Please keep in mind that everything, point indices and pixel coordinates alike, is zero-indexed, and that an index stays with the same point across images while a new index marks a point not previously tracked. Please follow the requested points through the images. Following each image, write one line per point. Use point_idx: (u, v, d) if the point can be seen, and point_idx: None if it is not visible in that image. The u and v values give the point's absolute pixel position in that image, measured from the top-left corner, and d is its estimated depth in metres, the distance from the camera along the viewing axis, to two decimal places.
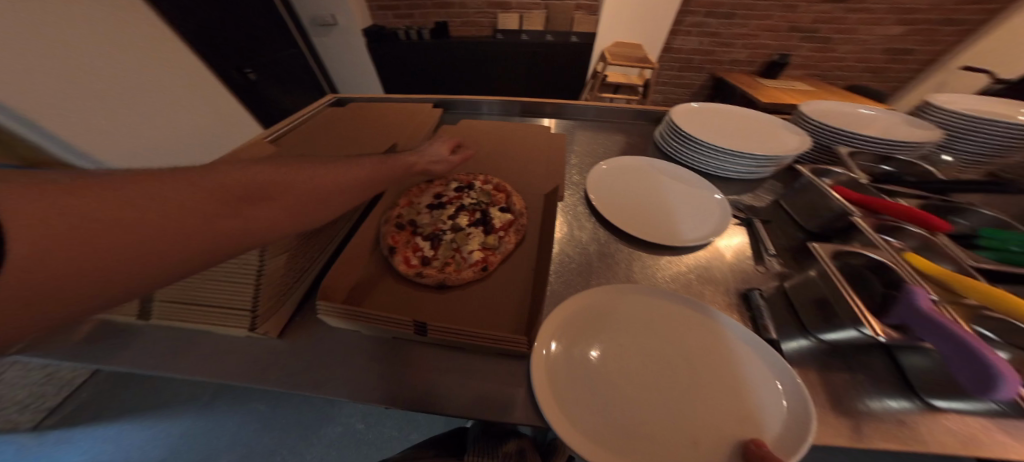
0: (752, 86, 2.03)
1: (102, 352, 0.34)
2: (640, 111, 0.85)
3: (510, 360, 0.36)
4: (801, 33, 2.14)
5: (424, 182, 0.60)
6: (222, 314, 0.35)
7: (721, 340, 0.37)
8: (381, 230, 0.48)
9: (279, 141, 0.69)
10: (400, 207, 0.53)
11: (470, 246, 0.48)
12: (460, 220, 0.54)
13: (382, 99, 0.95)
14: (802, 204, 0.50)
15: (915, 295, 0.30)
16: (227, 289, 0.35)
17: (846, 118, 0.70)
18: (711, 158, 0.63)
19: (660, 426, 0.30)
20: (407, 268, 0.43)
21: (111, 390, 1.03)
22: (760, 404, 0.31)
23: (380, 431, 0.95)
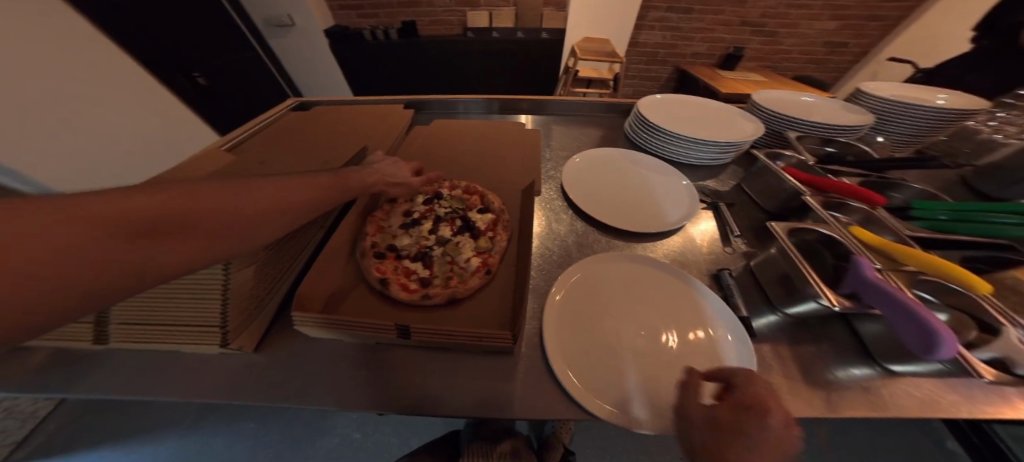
0: (713, 78, 2.14)
1: (60, 382, 0.31)
2: (610, 105, 0.87)
3: (499, 358, 0.36)
4: (753, 27, 2.29)
5: (387, 204, 0.54)
6: (191, 332, 0.33)
7: (698, 306, 0.40)
8: (361, 265, 0.42)
9: (238, 148, 0.65)
10: (373, 235, 0.47)
11: (465, 254, 0.47)
12: (443, 233, 0.52)
13: (349, 100, 0.92)
14: (762, 187, 0.54)
15: (861, 264, 0.31)
16: (192, 305, 0.33)
17: (793, 105, 0.75)
18: (676, 147, 0.67)
19: (660, 385, 0.33)
20: (408, 293, 0.39)
21: (79, 420, 0.93)
22: (731, 365, 0.34)
23: (377, 439, 0.91)
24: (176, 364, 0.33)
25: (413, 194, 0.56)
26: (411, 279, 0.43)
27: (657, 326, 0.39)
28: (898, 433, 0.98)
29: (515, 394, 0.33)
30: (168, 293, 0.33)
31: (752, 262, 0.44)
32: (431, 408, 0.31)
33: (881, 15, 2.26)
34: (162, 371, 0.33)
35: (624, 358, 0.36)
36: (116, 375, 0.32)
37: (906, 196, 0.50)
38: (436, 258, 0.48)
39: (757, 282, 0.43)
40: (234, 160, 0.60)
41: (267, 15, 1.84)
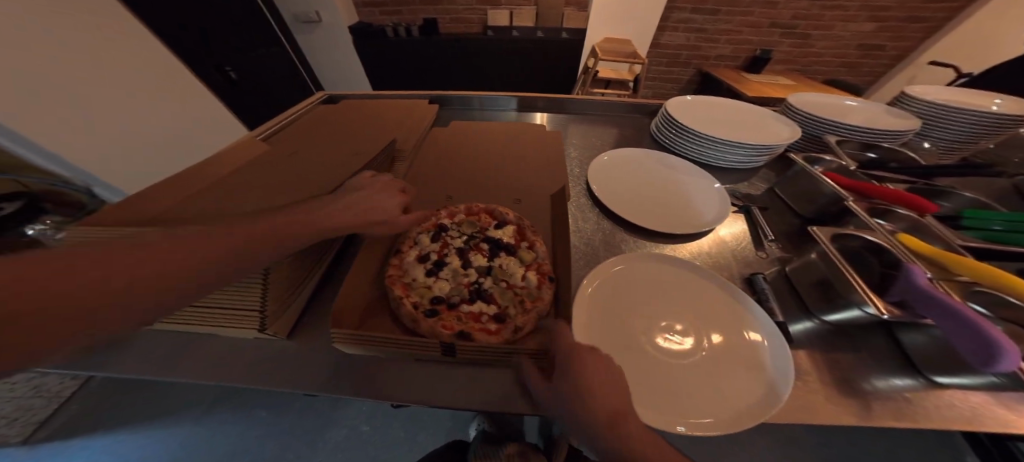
0: (738, 81, 2.08)
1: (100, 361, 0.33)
2: (636, 106, 0.86)
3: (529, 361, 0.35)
4: (783, 29, 2.22)
5: (393, 257, 0.44)
6: (231, 316, 0.33)
7: (721, 305, 0.40)
8: (420, 330, 0.36)
9: (273, 139, 0.68)
10: (407, 294, 0.39)
11: (518, 273, 0.45)
12: (477, 263, 0.48)
13: (375, 95, 0.94)
14: (799, 191, 0.52)
15: (915, 273, 0.30)
16: (235, 290, 0.33)
17: (832, 109, 0.73)
18: (706, 149, 0.65)
19: (708, 396, 0.32)
20: (496, 336, 0.36)
21: (110, 398, 0.99)
22: (766, 372, 0.33)
23: (386, 432, 0.93)
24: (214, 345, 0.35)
25: (412, 234, 0.48)
26: (484, 321, 0.39)
27: (686, 330, 0.38)
28: (925, 457, 0.93)
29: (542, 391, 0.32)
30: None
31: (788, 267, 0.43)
32: (461, 400, 0.32)
33: (924, 17, 2.15)
34: (201, 354, 0.34)
35: (658, 364, 0.35)
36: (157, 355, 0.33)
37: (957, 205, 0.48)
38: (493, 292, 0.44)
39: (792, 287, 0.42)
40: (270, 151, 0.62)
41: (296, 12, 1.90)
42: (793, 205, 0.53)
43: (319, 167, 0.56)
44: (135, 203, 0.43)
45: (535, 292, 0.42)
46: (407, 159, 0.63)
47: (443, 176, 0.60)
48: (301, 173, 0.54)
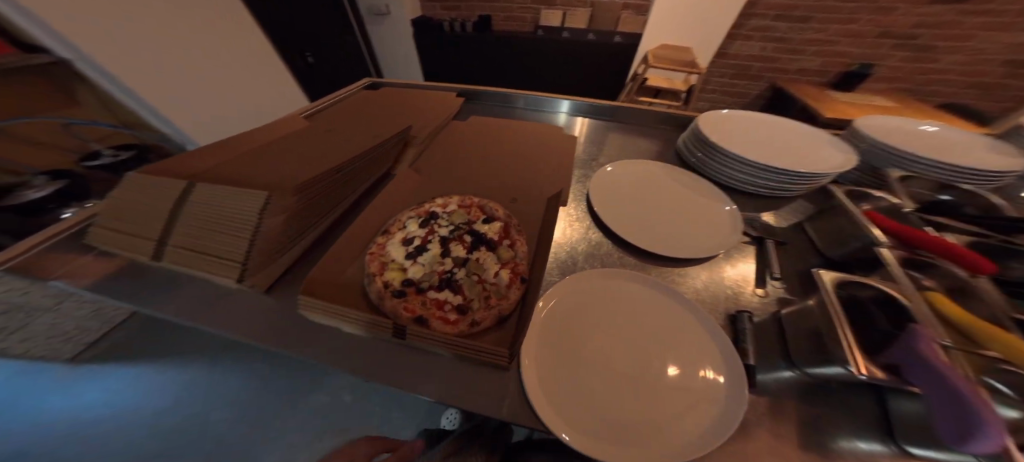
0: (819, 99, 1.81)
1: (122, 287, 0.38)
2: (667, 116, 0.80)
3: (472, 364, 0.35)
4: (896, 40, 1.87)
5: (379, 237, 0.44)
6: (215, 262, 0.36)
7: (691, 337, 0.38)
8: (384, 309, 0.36)
9: (313, 117, 0.76)
10: (381, 274, 0.39)
11: (491, 269, 0.42)
12: (456, 253, 0.44)
13: (412, 84, 1.00)
14: (829, 230, 0.46)
15: (919, 336, 0.27)
16: (228, 240, 0.36)
17: (912, 136, 0.60)
18: (732, 170, 0.59)
19: (652, 424, 0.31)
20: (451, 328, 0.35)
21: (143, 334, 1.10)
22: (722, 418, 0.30)
23: (367, 406, 0.97)
24: (209, 290, 0.39)
25: (402, 218, 0.47)
26: (448, 311, 0.38)
27: (645, 356, 0.36)
28: None
29: (472, 383, 0.33)
30: (208, 223, 0.37)
31: (784, 311, 0.39)
32: (398, 373, 0.34)
33: None
34: (193, 292, 0.39)
35: (602, 382, 0.34)
36: (159, 289, 0.38)
37: None
38: (464, 282, 0.41)
39: (781, 332, 0.38)
40: (305, 128, 0.69)
41: (369, 4, 2.08)
42: (818, 244, 0.47)
43: (341, 145, 0.62)
44: (185, 161, 0.52)
45: (504, 290, 0.39)
46: (420, 146, 0.66)
47: (448, 165, 0.63)
48: (323, 150, 0.60)
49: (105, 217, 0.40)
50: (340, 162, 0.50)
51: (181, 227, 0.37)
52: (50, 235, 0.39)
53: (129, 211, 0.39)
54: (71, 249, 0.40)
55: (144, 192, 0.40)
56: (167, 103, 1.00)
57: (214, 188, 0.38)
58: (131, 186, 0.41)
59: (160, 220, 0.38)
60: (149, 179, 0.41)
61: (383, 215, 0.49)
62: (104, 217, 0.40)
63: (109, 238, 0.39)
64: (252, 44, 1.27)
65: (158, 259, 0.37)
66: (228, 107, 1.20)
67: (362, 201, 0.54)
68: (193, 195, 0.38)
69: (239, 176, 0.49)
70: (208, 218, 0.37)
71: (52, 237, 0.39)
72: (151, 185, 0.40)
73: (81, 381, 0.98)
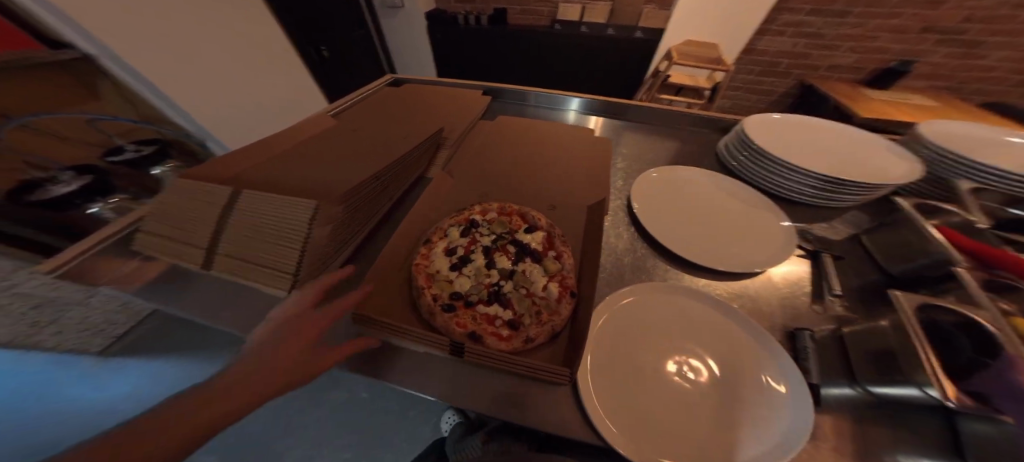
0: (853, 97, 1.74)
1: (168, 295, 0.38)
2: (705, 118, 0.77)
3: (521, 379, 0.34)
4: (940, 36, 1.81)
5: (422, 246, 0.44)
6: (264, 273, 0.35)
7: (745, 347, 0.36)
8: (436, 323, 0.36)
9: (340, 115, 0.75)
10: (429, 286, 0.39)
11: (540, 282, 0.41)
12: (501, 265, 0.45)
13: (435, 81, 0.98)
14: (892, 243, 0.44)
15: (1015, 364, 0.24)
16: (276, 250, 0.35)
17: (986, 143, 0.57)
18: (782, 178, 0.57)
19: (718, 440, 0.29)
20: (506, 344, 0.35)
21: (168, 329, 1.12)
22: (792, 429, 0.29)
23: (383, 404, 0.97)
24: (254, 299, 0.38)
25: (443, 226, 0.47)
26: (499, 326, 0.37)
27: (701, 369, 0.35)
28: None
29: (524, 397, 0.33)
30: (256, 233, 0.36)
31: (844, 328, 0.37)
32: (449, 386, 0.33)
33: None
34: (235, 301, 0.38)
35: (660, 396, 0.33)
36: (209, 298, 0.38)
37: None
38: (512, 296, 0.41)
39: (842, 350, 0.36)
40: (335, 127, 0.69)
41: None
42: (879, 258, 0.44)
43: (373, 146, 0.61)
44: (220, 165, 0.51)
45: (554, 304, 0.39)
46: (453, 149, 0.65)
47: (481, 170, 0.62)
48: (358, 153, 0.59)
49: (148, 222, 0.39)
50: (380, 168, 0.49)
51: (227, 236, 0.37)
52: (97, 240, 0.38)
53: (172, 216, 0.39)
54: (120, 255, 0.39)
55: (188, 196, 0.40)
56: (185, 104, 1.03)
57: (259, 196, 0.38)
58: (174, 192, 0.40)
59: (206, 227, 0.37)
60: (192, 184, 0.40)
61: (423, 224, 0.48)
62: (148, 222, 0.39)
63: (156, 244, 0.38)
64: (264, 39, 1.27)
65: (207, 268, 0.36)
66: (236, 100, 1.20)
67: (400, 208, 0.53)
68: (238, 202, 0.38)
69: (280, 182, 0.49)
70: (257, 227, 0.36)
71: (98, 243, 0.38)
72: (194, 190, 0.40)
73: (114, 373, 1.00)
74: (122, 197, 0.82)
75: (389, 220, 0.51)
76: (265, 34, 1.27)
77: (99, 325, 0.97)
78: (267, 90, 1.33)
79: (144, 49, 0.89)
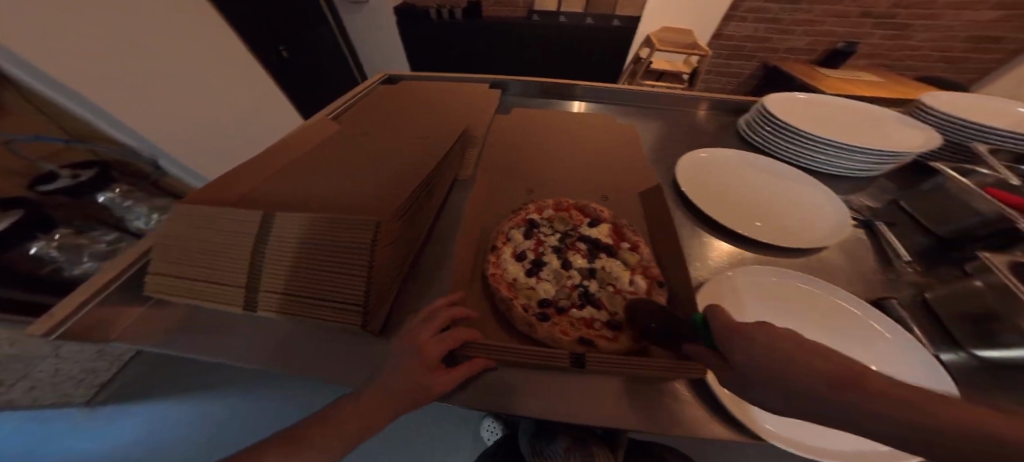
0: (814, 76, 1.88)
1: (191, 343, 0.31)
2: (722, 100, 0.78)
3: (638, 386, 0.31)
4: (878, 19, 2.01)
5: (490, 254, 0.42)
6: (328, 308, 0.32)
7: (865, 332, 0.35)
8: (535, 335, 0.34)
9: (341, 118, 0.67)
10: (513, 296, 0.38)
11: (626, 277, 0.42)
12: (577, 264, 0.45)
13: (432, 76, 0.91)
14: (936, 206, 0.46)
15: None
16: (336, 281, 0.32)
17: (976, 111, 0.63)
18: (811, 152, 0.59)
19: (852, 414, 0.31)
20: (617, 344, 0.34)
21: (161, 368, 0.97)
22: None
23: (417, 424, 0.90)
24: (307, 336, 0.33)
25: (505, 229, 0.45)
26: (600, 328, 0.37)
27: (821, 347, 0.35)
28: None
29: (649, 409, 0.29)
30: (308, 263, 0.33)
31: (927, 293, 0.38)
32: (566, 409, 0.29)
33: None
34: (282, 342, 0.33)
35: None
36: (250, 344, 0.32)
37: None
38: (602, 296, 0.41)
39: (933, 315, 0.36)
40: (343, 132, 0.61)
41: None
42: (924, 221, 0.47)
43: (396, 152, 0.55)
44: (225, 187, 0.44)
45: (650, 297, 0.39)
46: (480, 149, 0.62)
47: (517, 168, 0.58)
48: (384, 162, 0.54)
49: (165, 261, 0.34)
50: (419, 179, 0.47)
51: (273, 268, 0.33)
52: (94, 292, 0.31)
53: (195, 253, 0.34)
54: (126, 305, 0.33)
55: (212, 227, 0.35)
56: (103, 107, 0.78)
57: (303, 218, 0.34)
58: (188, 225, 0.35)
59: (246, 262, 0.33)
60: (212, 213, 0.35)
61: (482, 232, 0.46)
62: (158, 261, 0.34)
63: (179, 288, 0.33)
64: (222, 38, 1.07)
65: (252, 309, 0.32)
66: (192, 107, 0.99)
67: (445, 217, 0.49)
68: (277, 228, 0.34)
69: (310, 201, 0.45)
70: (308, 257, 0.33)
71: (96, 295, 0.31)
72: (215, 222, 0.35)
73: (105, 424, 0.87)
74: (66, 232, 0.75)
75: (432, 231, 0.46)
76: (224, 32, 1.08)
77: (77, 375, 0.85)
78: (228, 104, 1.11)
79: (54, 39, 0.67)
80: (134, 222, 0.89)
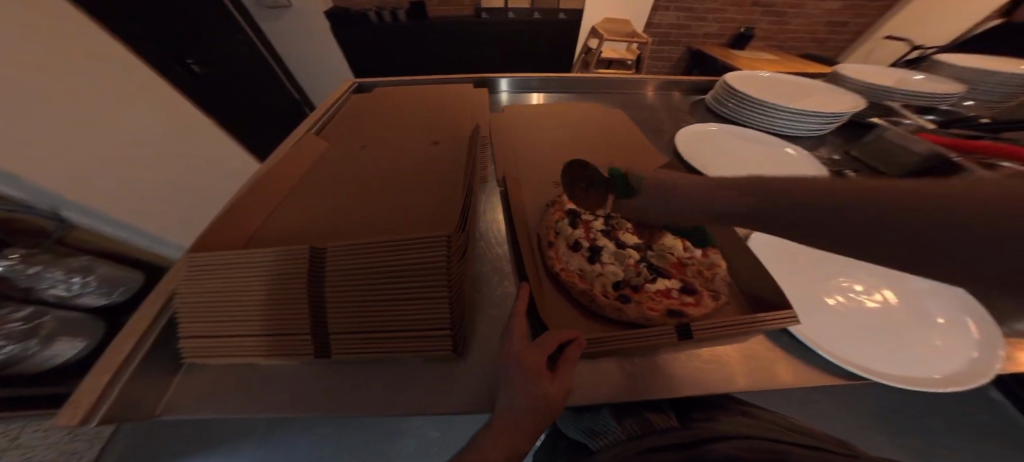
0: (729, 58, 2.18)
1: (254, 395, 0.31)
2: (690, 81, 0.86)
3: (730, 344, 0.36)
4: (765, 8, 2.40)
5: (549, 249, 0.42)
6: (415, 339, 0.32)
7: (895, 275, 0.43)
8: (627, 317, 0.35)
9: (325, 132, 0.61)
10: (591, 286, 0.39)
11: (679, 246, 0.46)
12: (629, 242, 0.48)
13: (407, 79, 0.86)
14: (880, 155, 0.59)
15: None
16: (421, 310, 0.31)
17: (879, 77, 0.80)
18: (775, 120, 0.69)
19: (923, 346, 0.36)
20: (701, 309, 0.36)
21: (149, 438, 0.91)
22: (983, 341, 0.35)
23: (455, 435, 0.90)
24: (381, 369, 0.34)
25: (552, 223, 0.45)
26: (679, 296, 0.39)
27: (874, 291, 0.41)
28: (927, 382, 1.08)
29: (740, 367, 0.34)
30: (380, 300, 0.31)
31: None
32: (677, 381, 0.32)
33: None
34: (358, 380, 0.33)
35: (865, 321, 0.38)
36: (326, 388, 0.32)
37: None
38: (664, 266, 0.44)
39: None
40: (339, 145, 0.56)
41: None
42: (876, 167, 0.59)
43: (411, 161, 0.52)
44: (223, 224, 0.37)
45: (707, 259, 0.43)
46: (493, 150, 0.61)
47: (537, 163, 0.58)
48: (402, 170, 0.50)
49: (208, 324, 0.32)
50: (455, 187, 0.45)
51: (339, 308, 0.31)
52: (116, 370, 0.29)
53: (237, 308, 0.31)
54: (161, 375, 0.32)
55: (242, 278, 0.31)
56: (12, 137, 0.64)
57: (359, 251, 0.31)
58: (214, 277, 0.32)
59: (305, 312, 0.31)
60: (244, 262, 0.31)
61: (531, 231, 0.45)
62: (187, 325, 0.32)
63: (241, 347, 0.32)
64: (107, 59, 0.82)
65: (327, 355, 0.32)
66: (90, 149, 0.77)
67: (486, 220, 0.48)
68: (332, 262, 0.31)
69: (337, 222, 0.40)
70: (381, 293, 0.31)
71: (119, 372, 0.29)
72: (252, 272, 0.31)
73: None
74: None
75: (479, 239, 0.46)
76: (110, 52, 0.83)
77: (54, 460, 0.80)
78: (161, 146, 0.97)
79: None
80: (52, 289, 0.78)
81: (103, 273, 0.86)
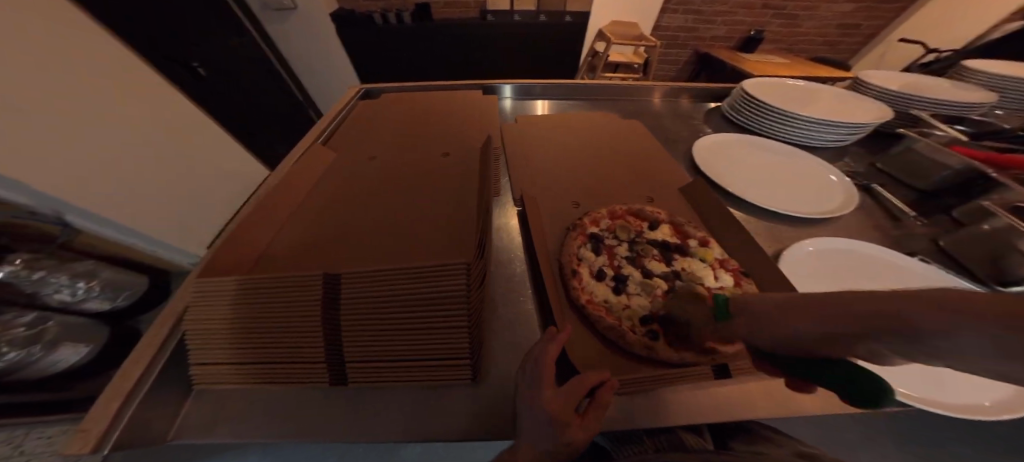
0: (739, 61, 2.14)
1: (261, 419, 0.30)
2: (703, 88, 0.84)
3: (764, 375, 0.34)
4: (775, 10, 2.36)
5: (573, 278, 0.40)
6: (435, 370, 0.30)
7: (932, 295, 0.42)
8: (658, 353, 0.33)
9: (332, 142, 0.59)
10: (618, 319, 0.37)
11: (710, 274, 0.42)
12: (656, 269, 0.45)
13: (415, 85, 0.84)
14: (908, 167, 0.57)
15: None
16: (439, 340, 0.30)
17: (901, 83, 0.77)
18: (793, 130, 0.66)
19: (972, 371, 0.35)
20: None
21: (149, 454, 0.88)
22: None
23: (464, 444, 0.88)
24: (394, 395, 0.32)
25: (574, 249, 0.43)
26: None
27: None
28: None
29: (772, 399, 0.32)
30: (396, 331, 0.29)
31: (941, 241, 0.47)
32: (711, 415, 0.30)
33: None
34: (370, 406, 0.31)
35: None
36: (341, 420, 0.30)
37: None
38: None
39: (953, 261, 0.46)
40: (347, 157, 0.54)
41: None
42: (904, 179, 0.57)
43: (421, 174, 0.50)
44: (227, 246, 0.35)
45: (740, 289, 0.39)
46: (505, 162, 0.59)
47: (551, 177, 0.56)
48: (412, 184, 0.48)
49: (217, 351, 0.30)
50: (469, 204, 0.42)
51: (351, 337, 0.30)
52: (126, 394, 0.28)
53: (246, 338, 0.30)
54: (170, 399, 0.30)
55: (250, 306, 0.29)
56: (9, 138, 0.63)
57: (374, 282, 0.29)
58: (222, 303, 0.30)
59: (319, 342, 0.29)
60: (251, 291, 0.30)
61: (552, 257, 0.43)
62: (195, 350, 0.31)
63: (252, 375, 0.30)
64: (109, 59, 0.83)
65: (343, 383, 0.31)
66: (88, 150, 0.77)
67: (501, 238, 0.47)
68: (346, 293, 0.30)
69: (346, 242, 0.38)
70: (398, 327, 0.29)
71: (131, 396, 0.28)
72: (261, 302, 0.29)
73: None
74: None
75: (494, 257, 0.45)
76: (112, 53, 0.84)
77: None
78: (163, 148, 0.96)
79: None
80: (56, 295, 0.79)
81: (105, 278, 0.87)
